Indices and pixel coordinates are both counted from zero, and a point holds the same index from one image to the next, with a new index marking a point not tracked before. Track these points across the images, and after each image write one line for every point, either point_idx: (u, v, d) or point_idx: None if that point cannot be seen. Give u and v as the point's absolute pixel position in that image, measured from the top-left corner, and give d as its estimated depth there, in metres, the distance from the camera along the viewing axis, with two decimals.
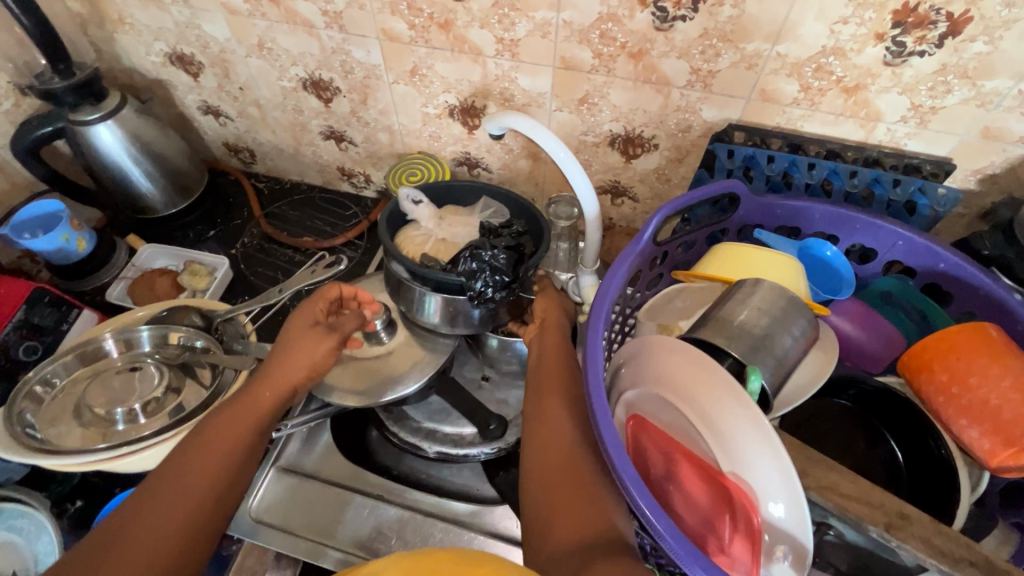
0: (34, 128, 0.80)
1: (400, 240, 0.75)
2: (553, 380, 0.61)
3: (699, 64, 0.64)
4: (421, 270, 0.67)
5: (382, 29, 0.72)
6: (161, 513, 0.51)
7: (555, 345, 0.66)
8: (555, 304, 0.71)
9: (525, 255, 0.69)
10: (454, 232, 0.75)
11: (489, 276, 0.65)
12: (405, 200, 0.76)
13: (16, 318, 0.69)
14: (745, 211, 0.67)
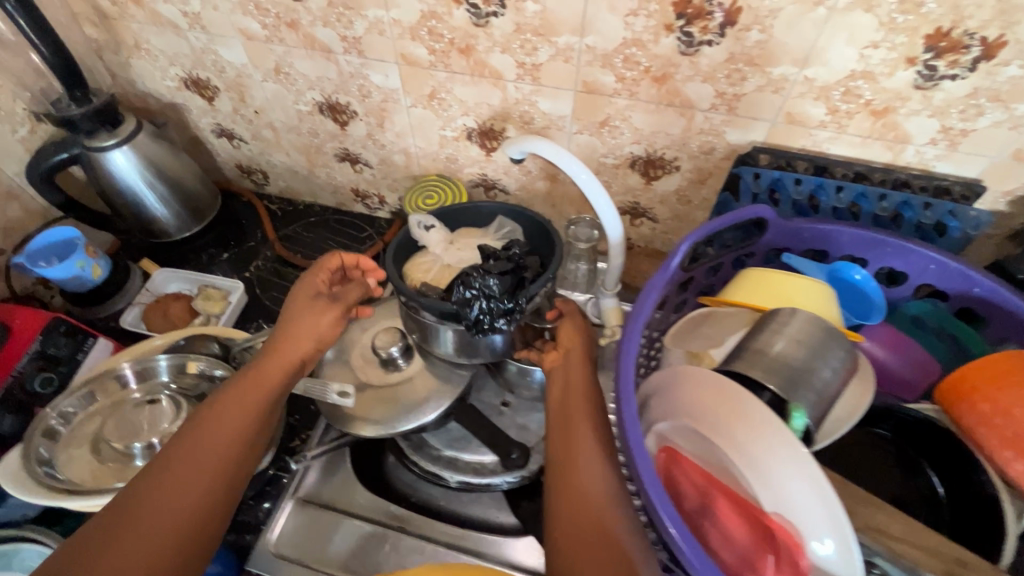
0: (49, 155, 0.79)
1: (409, 266, 0.73)
2: (579, 418, 0.57)
3: (724, 88, 0.63)
4: (415, 297, 0.66)
5: (401, 54, 0.72)
6: (178, 481, 0.48)
7: (580, 376, 0.62)
8: (581, 330, 0.68)
9: (524, 278, 0.66)
10: (461, 257, 0.72)
11: (483, 304, 0.63)
12: (415, 226, 0.74)
13: (31, 351, 0.68)
14: (772, 235, 0.65)
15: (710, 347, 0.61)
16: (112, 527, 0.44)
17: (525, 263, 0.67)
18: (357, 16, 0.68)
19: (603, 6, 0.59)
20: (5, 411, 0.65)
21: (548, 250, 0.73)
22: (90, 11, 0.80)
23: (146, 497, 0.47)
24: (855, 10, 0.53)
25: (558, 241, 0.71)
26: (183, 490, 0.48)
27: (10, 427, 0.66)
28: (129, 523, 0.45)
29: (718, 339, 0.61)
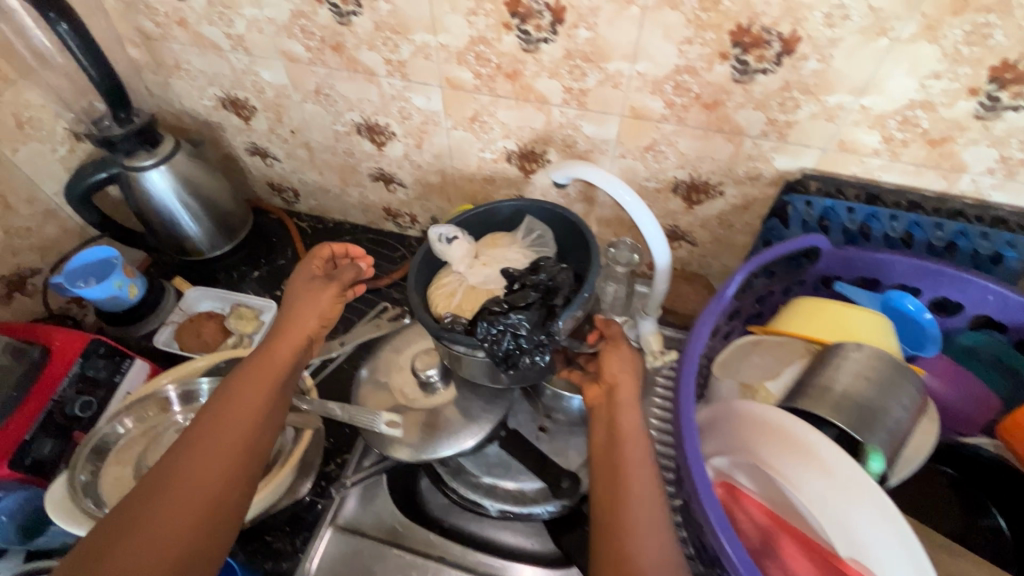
0: (88, 175, 0.79)
1: (430, 287, 0.67)
2: (632, 456, 0.54)
3: (777, 115, 0.63)
4: (441, 333, 0.59)
5: (446, 78, 0.71)
6: (195, 468, 0.49)
7: (630, 420, 0.57)
8: (628, 362, 0.62)
9: (555, 307, 0.61)
10: (487, 275, 0.65)
11: (513, 340, 0.58)
12: (437, 241, 0.66)
13: (70, 374, 0.67)
14: (824, 263, 0.65)
15: (767, 379, 0.59)
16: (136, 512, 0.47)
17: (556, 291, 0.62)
18: (404, 40, 0.68)
19: (658, 33, 0.59)
20: (45, 435, 0.64)
21: (585, 257, 0.67)
22: (133, 32, 0.80)
23: (166, 484, 0.48)
24: (919, 41, 0.53)
25: (594, 250, 0.65)
26: (199, 476, 0.49)
27: (50, 452, 0.64)
28: (150, 508, 0.47)
29: (774, 370, 0.60)
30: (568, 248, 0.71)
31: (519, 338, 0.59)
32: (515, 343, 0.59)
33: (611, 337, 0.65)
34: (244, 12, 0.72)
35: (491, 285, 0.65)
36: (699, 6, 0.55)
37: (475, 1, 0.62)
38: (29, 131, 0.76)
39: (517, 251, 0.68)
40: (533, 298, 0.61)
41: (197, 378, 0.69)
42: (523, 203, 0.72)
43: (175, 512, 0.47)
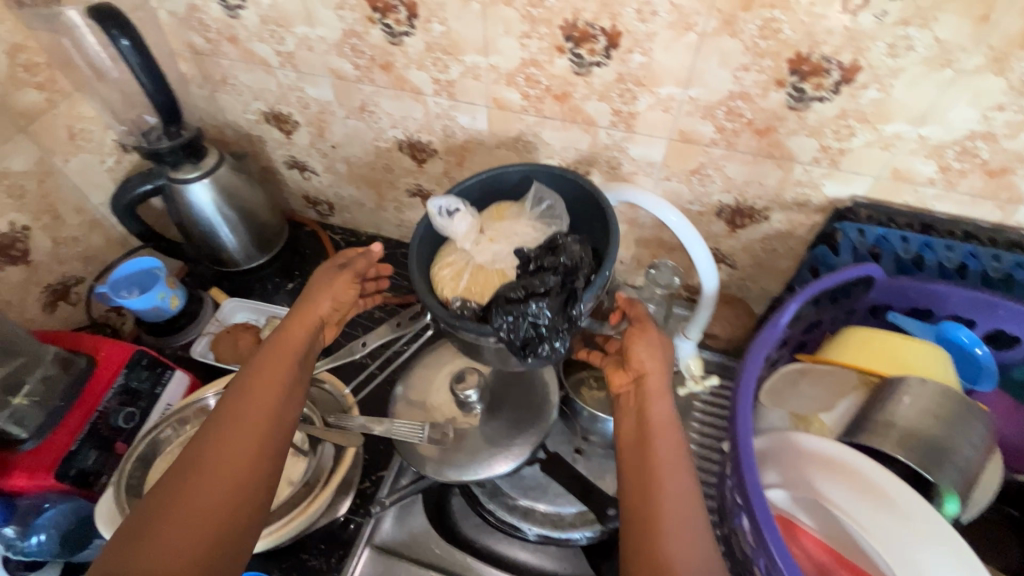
0: (134, 186, 0.79)
1: (434, 265, 0.63)
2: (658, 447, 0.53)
3: (830, 142, 0.62)
4: (454, 322, 0.57)
5: (493, 98, 0.72)
6: (223, 448, 0.50)
7: (663, 411, 0.56)
8: (657, 347, 0.60)
9: (576, 290, 0.57)
10: (495, 253, 0.61)
11: (531, 326, 0.56)
12: (439, 215, 0.62)
13: (115, 385, 0.67)
14: (877, 293, 0.64)
15: (821, 411, 0.58)
16: (168, 497, 0.47)
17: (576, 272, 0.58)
18: (454, 60, 0.69)
19: (715, 59, 0.59)
20: (90, 446, 0.64)
21: (603, 233, 0.63)
22: (183, 47, 0.81)
23: (195, 468, 0.49)
24: (984, 73, 0.52)
25: (613, 227, 0.60)
26: (228, 455, 0.50)
27: (94, 463, 0.64)
28: (184, 491, 0.47)
29: (825, 402, 0.58)
30: (579, 221, 0.66)
31: (538, 325, 0.56)
32: (532, 330, 0.56)
33: (638, 318, 0.63)
34: (296, 30, 0.73)
35: (501, 264, 0.61)
36: (759, 34, 0.55)
37: (530, 25, 0.62)
38: (80, 143, 0.77)
39: (526, 226, 0.63)
40: (553, 283, 0.57)
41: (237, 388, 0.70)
42: (530, 168, 0.67)
43: (210, 492, 0.47)
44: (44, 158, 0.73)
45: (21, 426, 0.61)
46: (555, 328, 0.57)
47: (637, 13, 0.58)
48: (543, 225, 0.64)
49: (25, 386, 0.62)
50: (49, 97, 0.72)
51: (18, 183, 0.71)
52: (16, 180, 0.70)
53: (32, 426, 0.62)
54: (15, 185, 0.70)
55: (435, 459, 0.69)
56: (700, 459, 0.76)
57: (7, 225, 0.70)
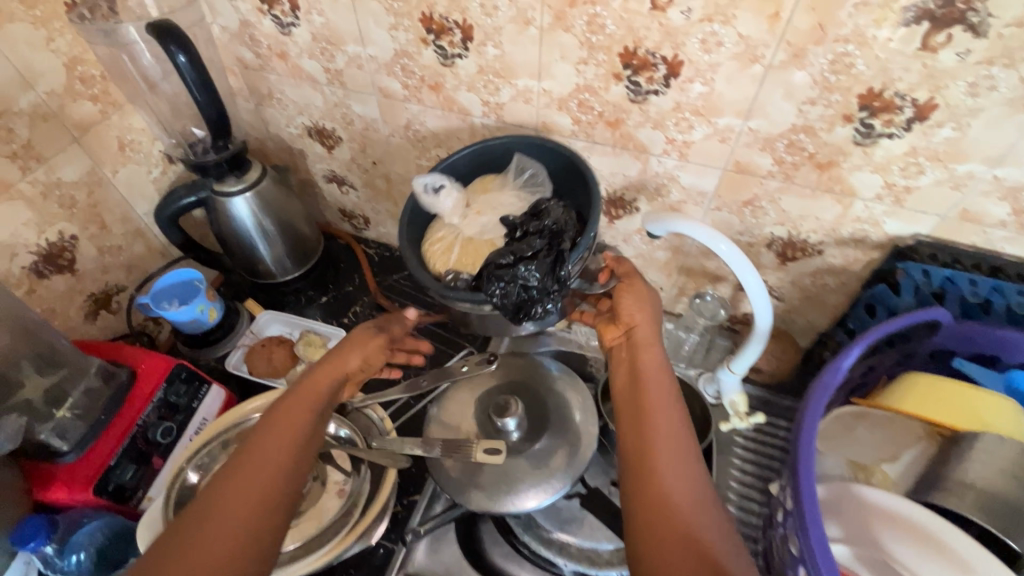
0: (178, 198, 0.79)
1: (425, 241, 0.65)
2: (653, 398, 0.53)
3: (896, 180, 0.60)
4: (448, 295, 0.59)
5: (543, 121, 0.70)
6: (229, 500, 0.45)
7: (650, 356, 0.58)
8: (645, 299, 0.61)
9: (563, 250, 0.58)
10: (483, 224, 0.63)
11: (520, 290, 0.56)
12: (424, 192, 0.63)
13: (155, 400, 0.67)
14: (941, 338, 0.61)
15: (883, 460, 0.55)
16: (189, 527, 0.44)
17: (562, 232, 0.59)
18: (506, 83, 0.68)
19: (780, 92, 0.57)
20: (128, 460, 0.64)
21: (584, 194, 0.66)
22: (233, 61, 0.82)
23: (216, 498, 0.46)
24: None
25: (594, 188, 0.62)
26: (252, 478, 0.47)
27: (131, 478, 0.64)
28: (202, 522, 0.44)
29: (887, 450, 0.56)
30: (562, 185, 0.68)
31: (529, 288, 0.56)
32: (525, 294, 0.57)
33: (626, 275, 0.64)
34: (347, 49, 0.73)
35: (489, 235, 0.62)
36: (829, 68, 0.53)
37: (588, 51, 0.61)
38: (129, 154, 0.78)
39: (511, 195, 0.65)
40: (540, 246, 0.57)
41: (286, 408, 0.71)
42: (512, 140, 0.69)
43: (215, 537, 0.43)
44: (95, 169, 0.74)
45: (64, 439, 0.61)
46: (545, 290, 0.57)
47: (701, 43, 0.56)
48: (527, 192, 0.66)
49: (68, 398, 0.62)
50: (103, 108, 0.73)
51: (69, 193, 0.71)
52: (67, 190, 0.71)
53: (74, 439, 0.62)
54: (66, 195, 0.71)
55: (464, 481, 0.67)
56: (741, 499, 0.73)
57: (56, 234, 0.71)
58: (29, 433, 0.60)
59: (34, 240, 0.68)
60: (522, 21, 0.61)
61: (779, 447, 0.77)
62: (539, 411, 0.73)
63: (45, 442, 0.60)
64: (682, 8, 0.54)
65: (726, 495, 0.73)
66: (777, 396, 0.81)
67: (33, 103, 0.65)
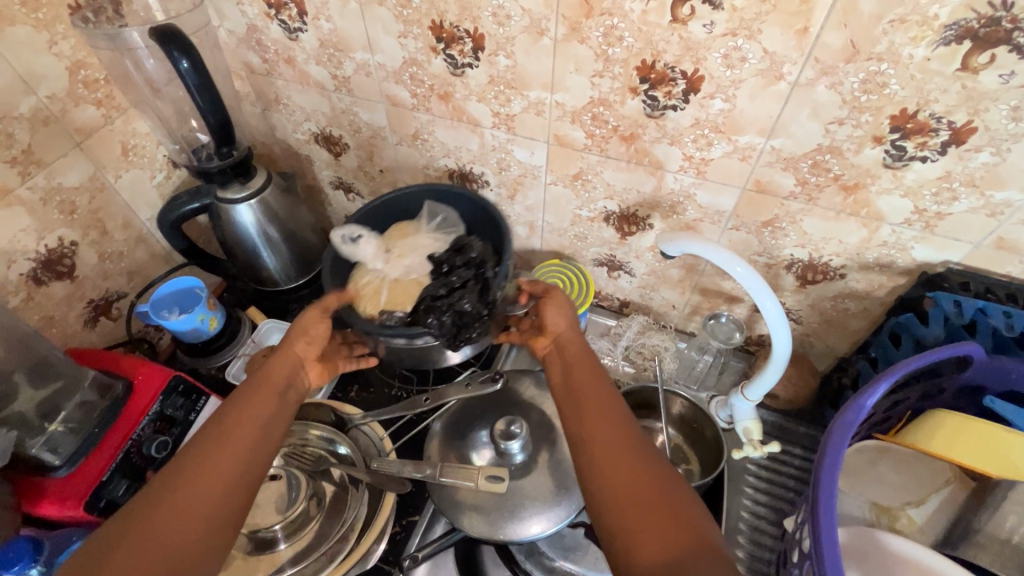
0: (182, 204, 0.77)
1: (350, 289, 0.68)
2: (589, 393, 0.58)
3: (927, 205, 0.57)
4: (382, 332, 0.62)
5: (555, 135, 0.68)
6: (186, 493, 0.47)
7: (579, 354, 0.63)
8: (564, 307, 0.67)
9: (488, 277, 0.64)
10: (407, 265, 0.67)
11: (455, 319, 0.63)
12: (343, 243, 0.69)
13: (152, 413, 0.66)
14: (972, 373, 0.56)
15: (908, 505, 0.53)
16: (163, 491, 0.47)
17: (486, 262, 0.66)
18: (518, 95, 0.65)
19: (805, 111, 0.54)
20: (121, 476, 0.62)
21: (496, 232, 0.71)
22: (240, 65, 0.81)
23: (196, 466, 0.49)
24: None
25: (506, 228, 0.69)
26: (226, 449, 0.51)
27: (123, 494, 0.62)
28: (182, 489, 0.47)
29: (914, 492, 0.54)
30: (477, 225, 0.73)
31: (463, 314, 0.63)
32: (460, 320, 0.63)
33: (546, 292, 0.68)
34: (355, 56, 0.71)
35: (415, 274, 0.66)
36: (860, 88, 0.50)
37: (603, 64, 0.58)
38: (133, 158, 0.77)
39: (428, 236, 0.69)
40: (467, 277, 0.64)
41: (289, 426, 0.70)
42: (423, 190, 0.75)
43: (196, 503, 0.47)
44: (98, 174, 0.73)
45: (56, 453, 0.60)
46: (477, 316, 0.63)
47: (723, 58, 0.53)
48: (443, 233, 0.71)
49: (62, 412, 0.61)
50: (106, 112, 0.72)
51: (70, 199, 0.70)
52: (68, 196, 0.69)
53: (66, 454, 0.60)
54: (67, 201, 0.70)
55: (463, 502, 0.65)
56: (753, 532, 0.70)
57: (56, 240, 0.69)
58: (19, 447, 0.58)
59: (33, 246, 0.67)
60: (536, 32, 0.59)
61: (793, 477, 0.74)
62: (547, 433, 0.71)
63: (36, 456, 0.59)
64: (704, 21, 0.51)
65: (736, 527, 0.70)
66: (794, 422, 0.78)
67: (34, 107, 0.63)
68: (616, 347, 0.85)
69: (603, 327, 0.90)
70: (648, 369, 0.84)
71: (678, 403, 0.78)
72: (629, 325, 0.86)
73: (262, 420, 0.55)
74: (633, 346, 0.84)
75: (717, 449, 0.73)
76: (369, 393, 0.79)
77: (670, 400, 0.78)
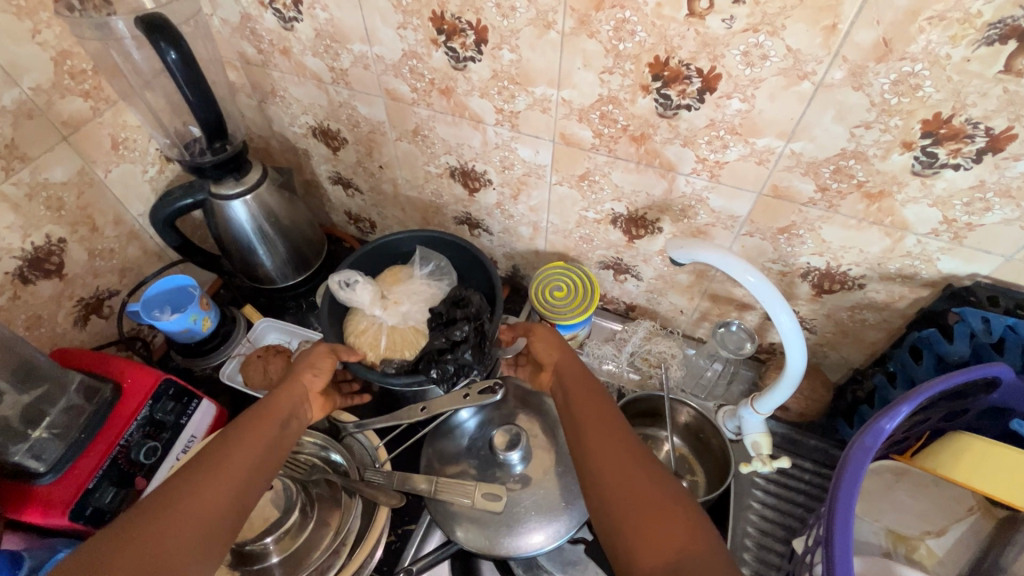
0: (174, 200, 0.74)
1: (350, 334, 0.72)
2: (590, 414, 0.58)
3: (957, 216, 0.53)
4: (385, 379, 0.65)
5: (561, 133, 0.65)
6: (177, 511, 0.46)
7: (577, 378, 0.63)
8: (552, 340, 0.68)
9: (485, 328, 0.67)
10: (404, 313, 0.73)
11: (456, 370, 0.66)
12: (341, 288, 0.71)
13: (140, 417, 0.64)
14: (1001, 395, 0.53)
15: (927, 533, 0.50)
16: (169, 494, 0.47)
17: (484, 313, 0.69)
18: (522, 91, 0.62)
19: (830, 113, 0.50)
20: (108, 482, 0.60)
21: (482, 276, 0.76)
22: (234, 56, 0.77)
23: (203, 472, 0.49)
24: None
25: (490, 270, 0.74)
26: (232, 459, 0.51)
27: (111, 500, 0.61)
28: (187, 492, 0.47)
29: (934, 521, 0.51)
30: (462, 268, 0.79)
31: (463, 368, 0.66)
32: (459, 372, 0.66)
33: (529, 329, 0.70)
34: (352, 47, 0.67)
35: (412, 321, 0.73)
36: (891, 89, 0.47)
37: (614, 59, 0.55)
38: (123, 152, 0.74)
39: (421, 282, 0.75)
40: (468, 331, 0.66)
41: None
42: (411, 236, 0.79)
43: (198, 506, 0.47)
44: (86, 169, 0.70)
45: (40, 459, 0.58)
46: (476, 365, 0.67)
47: (743, 56, 0.49)
48: (435, 280, 0.76)
49: (46, 417, 0.59)
50: (94, 105, 0.69)
51: (56, 194, 0.67)
52: (55, 191, 0.67)
53: (51, 460, 0.59)
54: (54, 197, 0.67)
55: (459, 515, 0.63)
56: (760, 549, 0.67)
57: (43, 238, 0.67)
58: (2, 454, 0.56)
59: (19, 244, 0.65)
60: (543, 24, 0.55)
61: (802, 492, 0.71)
62: (546, 443, 0.68)
63: (19, 463, 0.57)
64: (724, 15, 0.47)
65: (743, 544, 0.68)
66: (805, 435, 0.76)
67: (17, 99, 0.61)
68: (622, 353, 0.82)
69: (608, 331, 0.87)
70: (653, 377, 0.81)
71: (684, 413, 0.75)
72: (635, 330, 0.83)
73: (261, 444, 0.54)
74: (638, 352, 0.82)
75: (724, 463, 0.70)
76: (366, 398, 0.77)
77: (677, 410, 0.76)
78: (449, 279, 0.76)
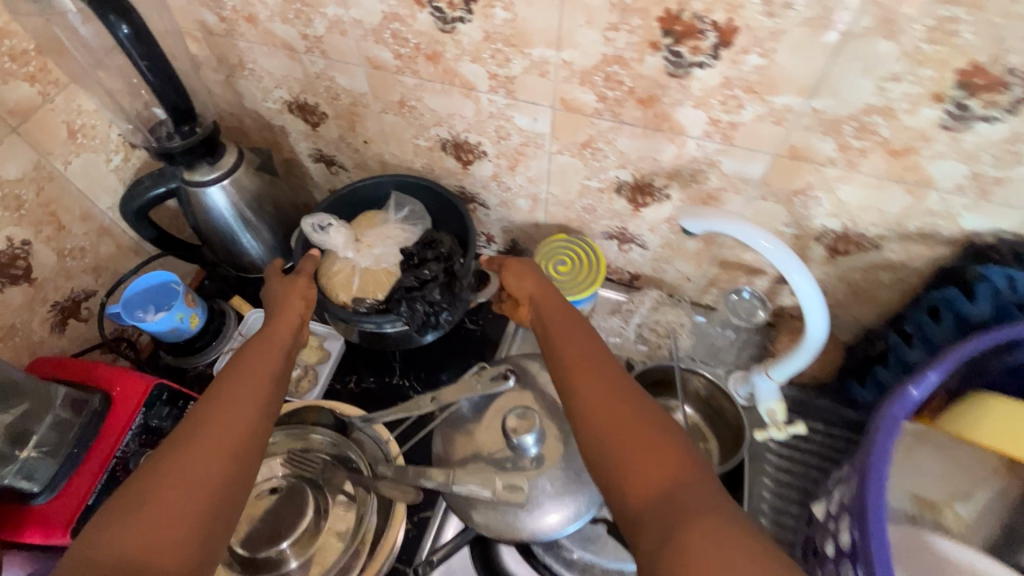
0: (145, 189, 0.68)
1: (324, 276, 0.70)
2: (577, 339, 0.55)
3: (985, 169, 0.50)
4: (357, 318, 0.65)
5: (561, 99, 0.60)
6: (180, 465, 0.42)
7: (555, 305, 0.60)
8: (524, 271, 0.65)
9: (455, 270, 0.68)
10: (377, 256, 0.69)
11: (426, 308, 0.68)
12: (313, 231, 0.67)
13: (136, 425, 0.60)
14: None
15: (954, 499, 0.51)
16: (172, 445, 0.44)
17: (455, 253, 0.69)
18: (518, 53, 0.57)
19: (857, 66, 0.47)
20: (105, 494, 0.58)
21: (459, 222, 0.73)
22: (193, 25, 0.70)
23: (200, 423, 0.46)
24: None
25: (462, 212, 0.71)
26: (225, 403, 0.48)
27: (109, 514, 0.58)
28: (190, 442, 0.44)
29: (959, 485, 0.51)
30: (439, 216, 0.76)
31: (432, 306, 0.68)
32: (430, 311, 0.68)
33: (502, 264, 0.67)
34: (326, 11, 0.61)
35: (385, 264, 0.69)
36: (926, 37, 0.43)
37: (620, 15, 0.50)
38: (82, 141, 0.68)
39: (395, 226, 0.71)
40: (437, 271, 0.68)
41: (284, 434, 0.67)
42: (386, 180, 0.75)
43: (203, 454, 0.43)
44: (42, 162, 0.64)
45: (32, 480, 0.55)
46: (444, 306, 0.69)
47: (764, 5, 0.45)
48: (410, 224, 0.72)
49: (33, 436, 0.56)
50: (43, 90, 0.62)
51: (13, 193, 0.62)
52: (11, 190, 0.61)
53: (44, 479, 0.56)
54: (11, 196, 0.62)
55: (468, 501, 0.62)
56: (775, 513, 0.68)
57: (4, 241, 0.62)
58: None
59: None
60: None
61: (813, 454, 0.72)
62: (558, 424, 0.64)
63: (10, 485, 0.54)
64: None
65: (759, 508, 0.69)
66: (813, 396, 0.75)
67: None
68: (628, 325, 0.81)
69: (612, 302, 0.85)
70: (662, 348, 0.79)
71: (696, 381, 0.74)
72: (641, 301, 0.81)
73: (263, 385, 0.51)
74: (646, 323, 0.81)
75: (738, 431, 0.70)
76: (370, 382, 0.77)
77: (690, 379, 0.74)
78: (425, 222, 0.73)
